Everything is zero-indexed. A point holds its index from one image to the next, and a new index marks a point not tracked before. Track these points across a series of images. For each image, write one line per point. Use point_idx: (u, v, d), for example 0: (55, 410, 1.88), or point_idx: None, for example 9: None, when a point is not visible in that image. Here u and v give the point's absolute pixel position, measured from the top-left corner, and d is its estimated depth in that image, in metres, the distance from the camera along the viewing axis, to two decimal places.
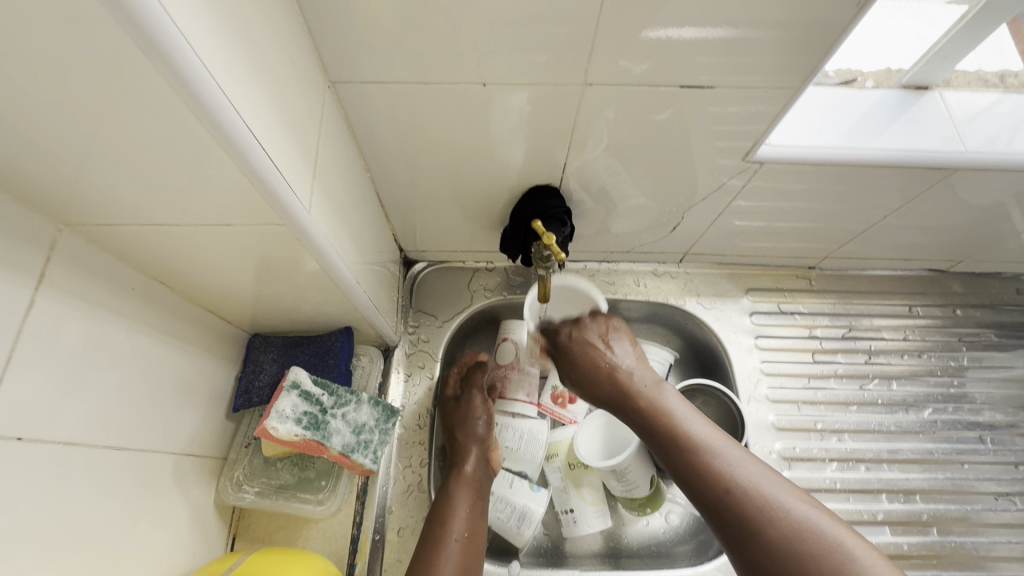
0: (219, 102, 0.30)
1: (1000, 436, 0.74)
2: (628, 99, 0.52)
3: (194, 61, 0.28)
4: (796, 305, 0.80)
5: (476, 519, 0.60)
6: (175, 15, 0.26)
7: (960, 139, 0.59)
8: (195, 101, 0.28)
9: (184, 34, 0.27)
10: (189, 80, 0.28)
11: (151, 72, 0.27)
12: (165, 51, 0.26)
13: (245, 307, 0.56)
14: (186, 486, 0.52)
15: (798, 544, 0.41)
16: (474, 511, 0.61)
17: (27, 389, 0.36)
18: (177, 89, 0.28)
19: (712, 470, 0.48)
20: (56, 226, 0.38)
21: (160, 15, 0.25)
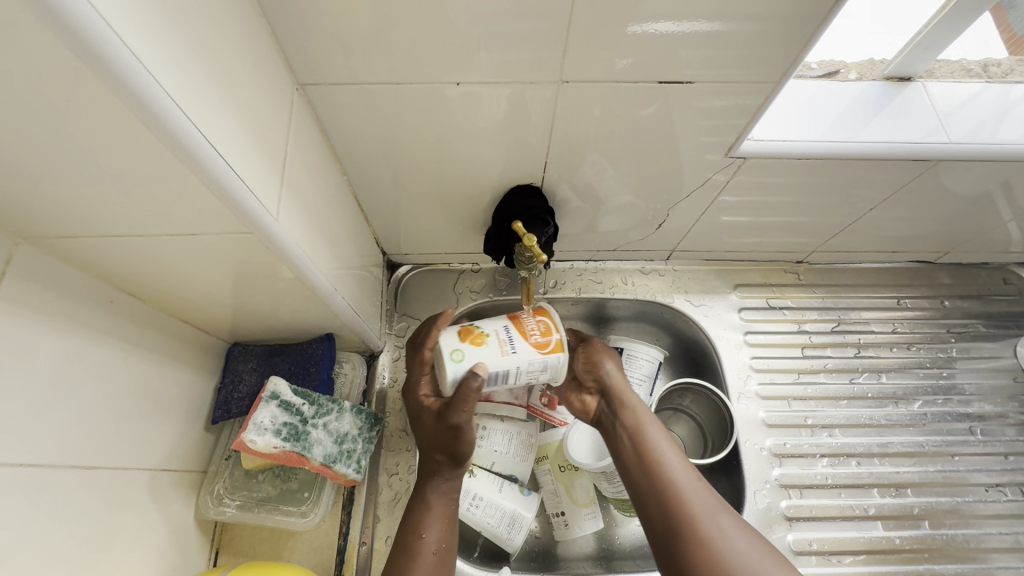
0: (173, 111, 0.29)
1: (989, 427, 0.74)
2: (607, 95, 0.51)
3: (142, 69, 0.26)
4: (785, 300, 0.80)
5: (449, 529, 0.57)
6: (117, 21, 0.25)
7: (944, 130, 0.59)
8: (145, 111, 0.27)
9: (128, 39, 0.26)
10: (136, 89, 0.26)
11: (93, 81, 0.25)
12: (107, 60, 0.25)
13: (221, 317, 0.54)
14: (163, 502, 0.51)
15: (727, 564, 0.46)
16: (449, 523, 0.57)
17: None
18: (123, 99, 0.26)
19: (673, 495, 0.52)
20: (11, 239, 0.36)
21: (100, 23, 0.24)
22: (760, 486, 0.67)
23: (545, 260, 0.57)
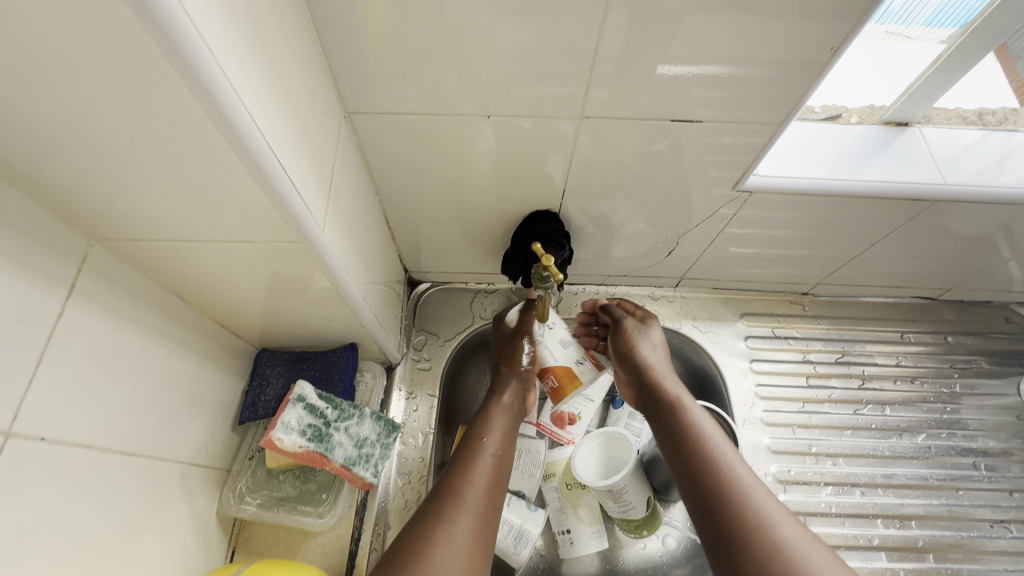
0: (259, 142, 0.34)
1: (994, 463, 0.75)
2: (624, 130, 0.55)
3: (240, 106, 0.32)
4: (790, 330, 0.82)
5: (508, 443, 0.62)
6: (227, 68, 0.31)
7: (938, 171, 0.62)
8: (238, 140, 0.32)
9: (233, 83, 0.31)
10: (234, 123, 0.31)
11: (202, 113, 0.30)
12: (217, 99, 0.30)
13: (255, 321, 0.58)
14: (191, 496, 0.53)
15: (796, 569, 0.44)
16: (507, 439, 0.62)
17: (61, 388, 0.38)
18: (223, 130, 0.31)
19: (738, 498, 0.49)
20: (88, 240, 0.40)
21: (218, 71, 0.29)
22: None
23: (562, 281, 0.61)
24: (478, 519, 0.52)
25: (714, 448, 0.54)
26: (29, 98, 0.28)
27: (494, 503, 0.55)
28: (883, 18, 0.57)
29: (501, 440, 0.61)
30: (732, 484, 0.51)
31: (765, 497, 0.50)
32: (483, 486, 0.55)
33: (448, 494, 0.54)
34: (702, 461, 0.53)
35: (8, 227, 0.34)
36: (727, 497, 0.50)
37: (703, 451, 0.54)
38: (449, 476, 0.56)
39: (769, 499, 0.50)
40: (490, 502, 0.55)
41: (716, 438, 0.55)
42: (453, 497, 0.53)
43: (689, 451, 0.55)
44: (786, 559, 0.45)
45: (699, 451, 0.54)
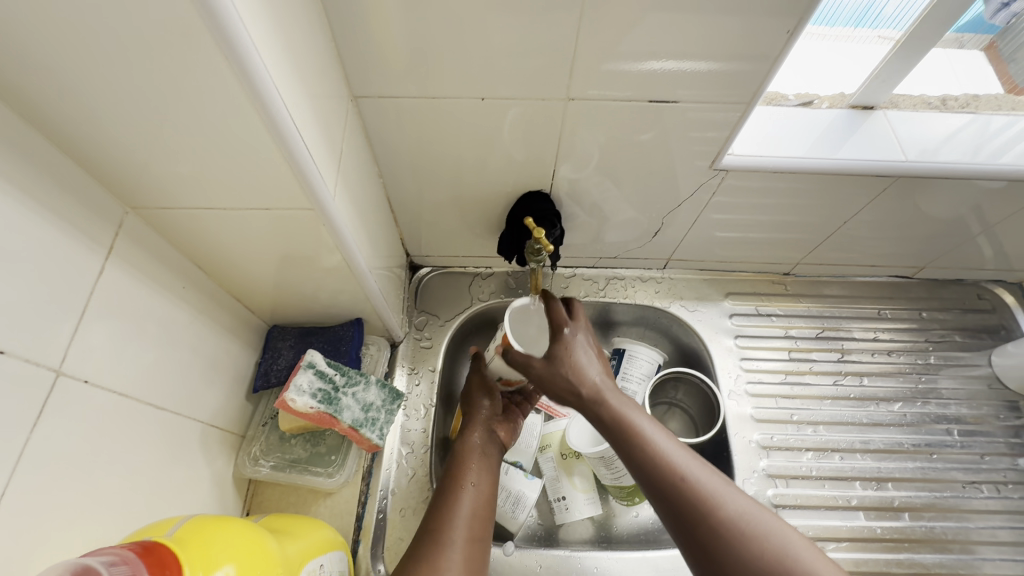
0: (282, 112, 0.38)
1: (967, 430, 0.79)
2: (608, 113, 0.60)
3: (267, 79, 0.36)
4: (773, 308, 0.86)
5: (487, 479, 0.64)
6: (257, 43, 0.35)
7: (900, 149, 0.66)
8: (264, 108, 0.37)
9: (262, 57, 0.36)
10: (261, 92, 0.36)
11: (234, 83, 0.35)
12: (248, 70, 0.34)
13: (268, 294, 0.62)
14: (210, 455, 0.57)
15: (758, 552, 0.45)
16: (487, 474, 0.64)
17: (99, 339, 0.42)
18: (252, 98, 0.36)
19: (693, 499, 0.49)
20: (124, 208, 0.44)
21: (250, 46, 0.34)
22: (749, 475, 0.73)
23: (553, 251, 0.65)
24: (464, 553, 0.54)
25: (702, 488, 0.49)
26: (88, 72, 0.33)
27: (479, 534, 0.57)
28: (876, 22, 0.65)
29: (479, 479, 0.63)
30: (737, 530, 0.46)
31: (742, 505, 0.48)
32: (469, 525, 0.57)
33: (429, 533, 0.56)
34: (694, 505, 0.48)
35: (61, 192, 0.38)
36: (733, 541, 0.46)
37: (688, 491, 0.49)
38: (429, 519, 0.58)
39: (748, 506, 0.48)
40: (475, 534, 0.57)
41: (695, 470, 0.51)
42: (433, 536, 0.55)
43: (674, 493, 0.50)
44: (747, 545, 0.45)
45: (686, 493, 0.49)
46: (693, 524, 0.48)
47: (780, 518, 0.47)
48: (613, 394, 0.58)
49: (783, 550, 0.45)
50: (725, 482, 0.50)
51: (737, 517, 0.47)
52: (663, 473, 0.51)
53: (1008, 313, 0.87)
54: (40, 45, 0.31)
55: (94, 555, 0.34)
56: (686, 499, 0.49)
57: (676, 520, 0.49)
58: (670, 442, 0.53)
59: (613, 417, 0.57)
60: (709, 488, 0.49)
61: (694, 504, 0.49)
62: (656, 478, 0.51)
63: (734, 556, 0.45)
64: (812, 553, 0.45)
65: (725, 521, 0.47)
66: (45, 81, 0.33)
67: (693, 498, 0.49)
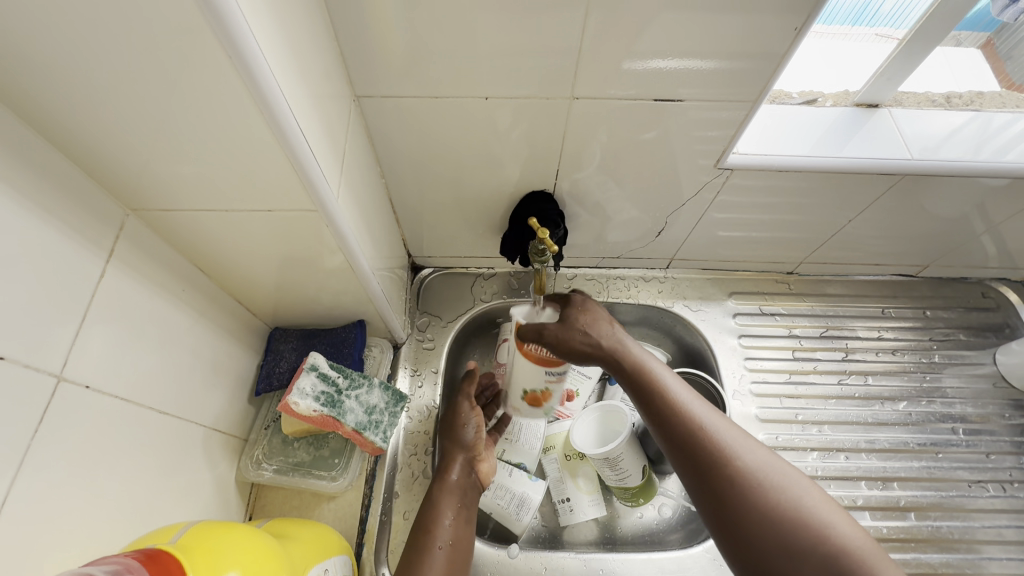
0: (285, 113, 0.38)
1: (972, 428, 0.78)
2: (612, 113, 0.59)
3: (270, 80, 0.35)
4: (776, 307, 0.86)
5: (464, 521, 0.62)
6: (261, 44, 0.34)
7: (906, 148, 0.66)
8: (267, 109, 0.36)
9: (266, 58, 0.35)
10: (264, 93, 0.35)
11: (238, 84, 0.34)
12: (252, 71, 0.34)
13: (270, 296, 0.62)
14: (212, 460, 0.57)
15: (773, 501, 0.46)
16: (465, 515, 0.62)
17: (102, 342, 0.42)
18: (255, 99, 0.35)
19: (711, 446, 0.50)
20: (125, 210, 0.44)
21: (253, 47, 0.33)
22: None
23: (558, 251, 0.65)
24: None
25: (723, 440, 0.51)
26: (89, 72, 0.33)
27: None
28: (872, 21, 0.65)
29: (456, 521, 0.61)
30: (754, 480, 0.48)
31: (762, 458, 0.50)
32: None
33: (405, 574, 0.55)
34: (715, 456, 0.50)
35: (61, 194, 0.38)
36: (749, 489, 0.47)
37: (708, 442, 0.51)
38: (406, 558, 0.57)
39: (766, 458, 0.49)
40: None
41: (717, 425, 0.52)
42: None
43: (696, 443, 0.51)
44: (763, 492, 0.47)
45: (708, 445, 0.50)
46: (711, 471, 0.49)
47: (796, 471, 0.49)
48: (653, 358, 0.58)
49: (799, 503, 0.46)
50: (745, 437, 0.52)
51: (755, 468, 0.49)
52: (684, 426, 0.52)
53: (1012, 312, 0.87)
54: (39, 45, 0.31)
55: (95, 566, 0.33)
56: (707, 450, 0.50)
57: (696, 472, 0.50)
58: (699, 404, 0.54)
59: (633, 370, 0.57)
60: (730, 442, 0.51)
61: (716, 455, 0.50)
62: (678, 431, 0.52)
63: (749, 504, 0.47)
64: (827, 504, 0.46)
65: (743, 471, 0.48)
66: (44, 81, 0.33)
67: (714, 449, 0.50)
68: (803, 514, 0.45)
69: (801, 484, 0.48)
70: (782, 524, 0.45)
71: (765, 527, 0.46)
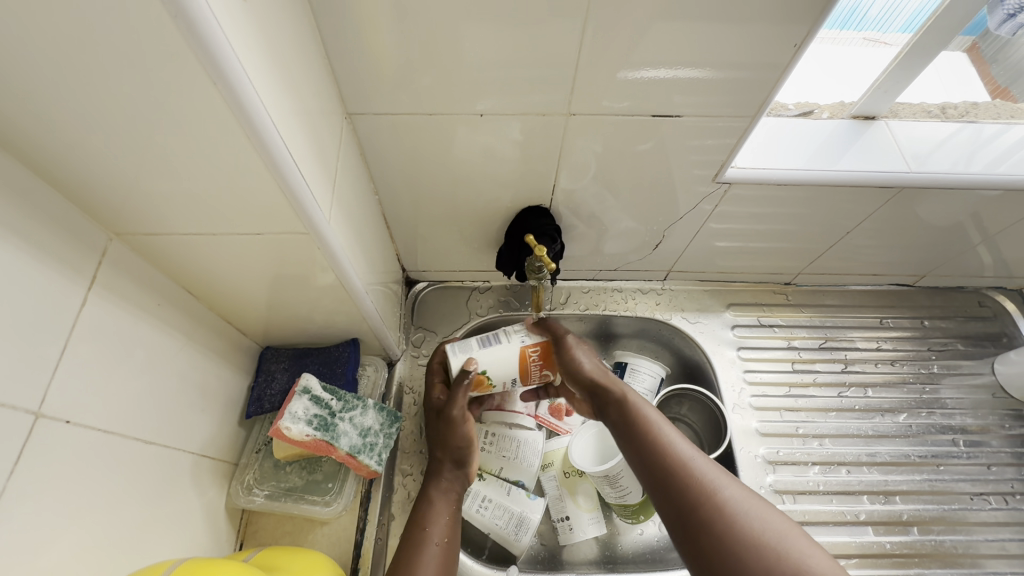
0: (274, 137, 0.37)
1: (972, 440, 0.78)
2: (608, 128, 0.58)
3: (258, 104, 0.34)
4: (774, 318, 0.86)
5: (455, 517, 0.62)
6: (249, 69, 0.34)
7: (904, 160, 0.66)
8: (256, 133, 0.35)
9: (254, 83, 0.34)
10: (252, 117, 0.34)
11: (225, 108, 0.33)
12: (240, 95, 0.33)
13: (260, 317, 0.60)
14: (201, 487, 0.55)
15: (750, 535, 0.44)
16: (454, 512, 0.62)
17: (86, 373, 0.40)
18: (243, 123, 0.34)
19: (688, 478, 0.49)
20: (108, 235, 0.42)
21: (240, 71, 0.32)
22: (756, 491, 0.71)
23: (554, 268, 0.63)
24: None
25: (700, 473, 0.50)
26: (67, 95, 0.31)
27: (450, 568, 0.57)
28: (860, 25, 0.64)
29: (449, 516, 0.61)
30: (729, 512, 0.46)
31: (740, 493, 0.48)
32: (438, 566, 0.56)
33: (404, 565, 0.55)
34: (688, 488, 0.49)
35: (40, 221, 0.36)
36: (724, 520, 0.45)
37: (685, 475, 0.50)
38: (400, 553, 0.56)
39: (744, 493, 0.47)
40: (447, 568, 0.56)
41: (696, 461, 0.51)
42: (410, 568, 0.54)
43: (671, 473, 0.50)
44: (738, 525, 0.45)
45: (685, 476, 0.49)
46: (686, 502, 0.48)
47: (775, 509, 0.46)
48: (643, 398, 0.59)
49: (777, 538, 0.43)
50: (727, 475, 0.50)
51: (731, 502, 0.47)
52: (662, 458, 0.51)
53: (1008, 321, 0.87)
54: (13, 68, 0.29)
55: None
56: (683, 482, 0.49)
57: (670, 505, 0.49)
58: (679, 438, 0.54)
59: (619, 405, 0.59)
60: (708, 476, 0.49)
61: (691, 486, 0.48)
62: (658, 463, 0.51)
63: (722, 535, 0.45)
64: (807, 542, 0.43)
65: (721, 503, 0.47)
66: (20, 107, 0.31)
67: (689, 480, 0.49)
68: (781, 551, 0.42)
69: (780, 521, 0.45)
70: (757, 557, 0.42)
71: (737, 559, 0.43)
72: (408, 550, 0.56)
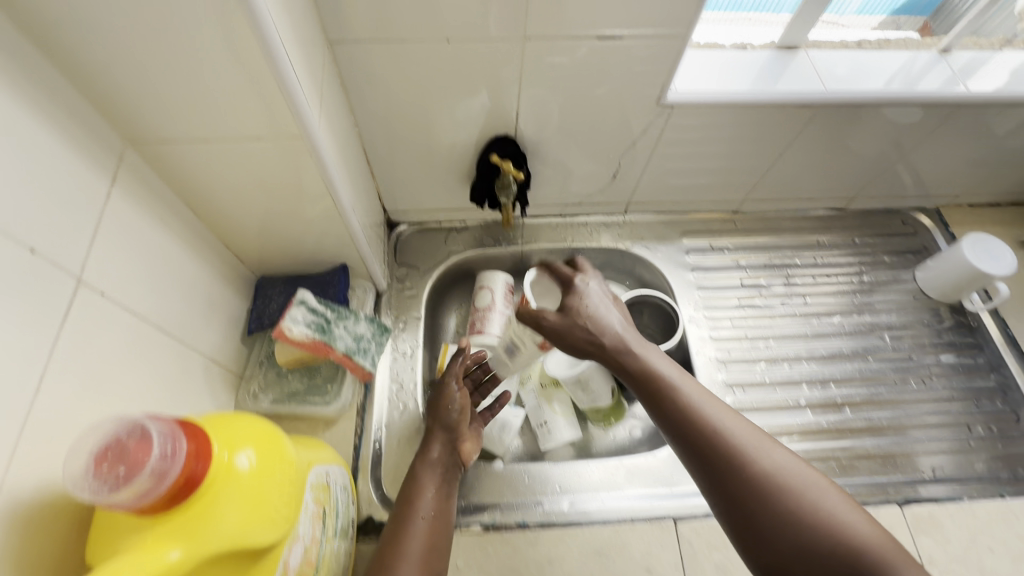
0: (272, 33, 0.41)
1: (897, 334, 0.88)
2: (562, 52, 0.64)
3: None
4: (724, 243, 0.95)
5: (444, 505, 0.62)
6: None
7: (821, 82, 0.74)
8: (257, 26, 0.40)
9: None
10: (254, 8, 0.39)
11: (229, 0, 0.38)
12: None
13: (255, 239, 0.65)
14: (212, 387, 0.61)
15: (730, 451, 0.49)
16: (444, 497, 0.62)
17: (112, 256, 0.46)
18: (245, 15, 0.39)
19: (685, 413, 0.53)
20: (123, 141, 0.48)
21: None
22: (710, 385, 0.82)
23: (521, 177, 0.75)
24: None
25: (740, 441, 0.50)
26: None
27: (433, 566, 0.56)
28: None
29: (435, 502, 0.61)
30: (770, 480, 0.47)
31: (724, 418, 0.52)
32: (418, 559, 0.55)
33: (382, 559, 0.55)
34: (727, 452, 0.49)
35: (69, 121, 0.42)
36: (748, 482, 0.47)
37: (726, 455, 0.49)
38: (382, 547, 0.56)
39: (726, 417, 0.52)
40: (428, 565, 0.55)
41: (748, 439, 0.50)
42: (389, 563, 0.54)
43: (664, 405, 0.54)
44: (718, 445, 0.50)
45: (674, 403, 0.54)
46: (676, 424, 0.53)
47: (819, 478, 0.47)
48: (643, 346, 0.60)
49: (749, 450, 0.49)
50: (741, 423, 0.51)
51: (779, 472, 0.47)
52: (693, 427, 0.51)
53: (928, 236, 0.97)
54: None
55: (158, 417, 0.36)
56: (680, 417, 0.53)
57: (713, 479, 0.49)
58: (694, 390, 0.55)
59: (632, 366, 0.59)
60: (746, 444, 0.49)
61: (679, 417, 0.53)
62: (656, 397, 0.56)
63: (768, 505, 0.46)
64: (827, 492, 0.46)
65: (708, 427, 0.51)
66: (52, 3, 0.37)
67: (725, 454, 0.49)
68: (753, 461, 0.48)
69: (778, 457, 0.48)
70: (738, 473, 0.48)
71: (780, 526, 0.45)
72: (392, 539, 0.57)
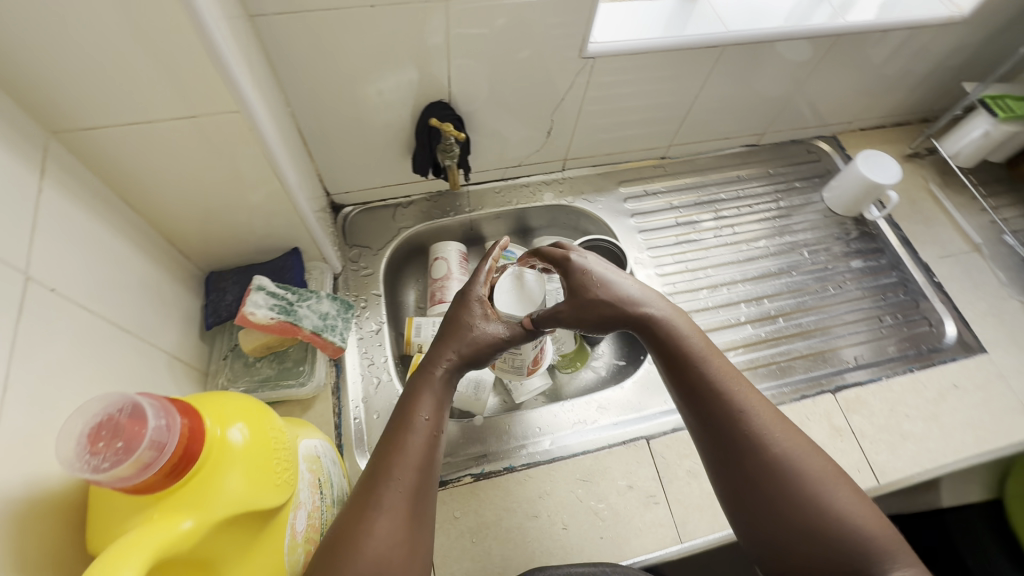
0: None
1: (814, 248, 0.99)
2: (484, 9, 0.66)
3: None
4: (656, 187, 1.02)
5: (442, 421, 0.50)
6: None
7: (722, 24, 0.81)
8: None
9: None
10: None
11: None
12: None
13: (199, 231, 0.63)
14: (179, 384, 0.59)
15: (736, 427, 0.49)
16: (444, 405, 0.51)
17: (55, 251, 0.44)
18: None
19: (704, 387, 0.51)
20: (45, 132, 0.46)
21: None
22: None
23: (462, 137, 0.77)
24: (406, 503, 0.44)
25: (760, 425, 0.49)
26: None
27: (422, 505, 0.45)
28: None
29: (437, 414, 0.50)
30: (786, 470, 0.47)
31: (745, 393, 0.51)
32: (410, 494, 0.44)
33: (370, 483, 0.44)
34: (738, 436, 0.49)
35: None
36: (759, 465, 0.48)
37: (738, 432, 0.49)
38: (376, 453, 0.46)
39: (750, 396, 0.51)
40: (417, 498, 0.45)
41: (767, 420, 0.49)
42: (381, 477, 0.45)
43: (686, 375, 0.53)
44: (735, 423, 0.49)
45: (694, 374, 0.52)
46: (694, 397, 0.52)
47: (824, 463, 0.47)
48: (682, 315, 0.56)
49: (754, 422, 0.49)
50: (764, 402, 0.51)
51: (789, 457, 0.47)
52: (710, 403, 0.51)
53: (829, 160, 1.09)
54: None
55: (148, 393, 0.36)
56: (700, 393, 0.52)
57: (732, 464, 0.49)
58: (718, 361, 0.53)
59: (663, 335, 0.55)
60: (759, 423, 0.49)
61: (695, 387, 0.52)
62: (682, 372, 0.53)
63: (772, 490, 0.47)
64: (836, 482, 0.46)
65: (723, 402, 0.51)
66: None
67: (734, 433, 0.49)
68: (760, 438, 0.48)
69: (795, 442, 0.48)
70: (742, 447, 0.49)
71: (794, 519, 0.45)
72: (389, 447, 0.46)
